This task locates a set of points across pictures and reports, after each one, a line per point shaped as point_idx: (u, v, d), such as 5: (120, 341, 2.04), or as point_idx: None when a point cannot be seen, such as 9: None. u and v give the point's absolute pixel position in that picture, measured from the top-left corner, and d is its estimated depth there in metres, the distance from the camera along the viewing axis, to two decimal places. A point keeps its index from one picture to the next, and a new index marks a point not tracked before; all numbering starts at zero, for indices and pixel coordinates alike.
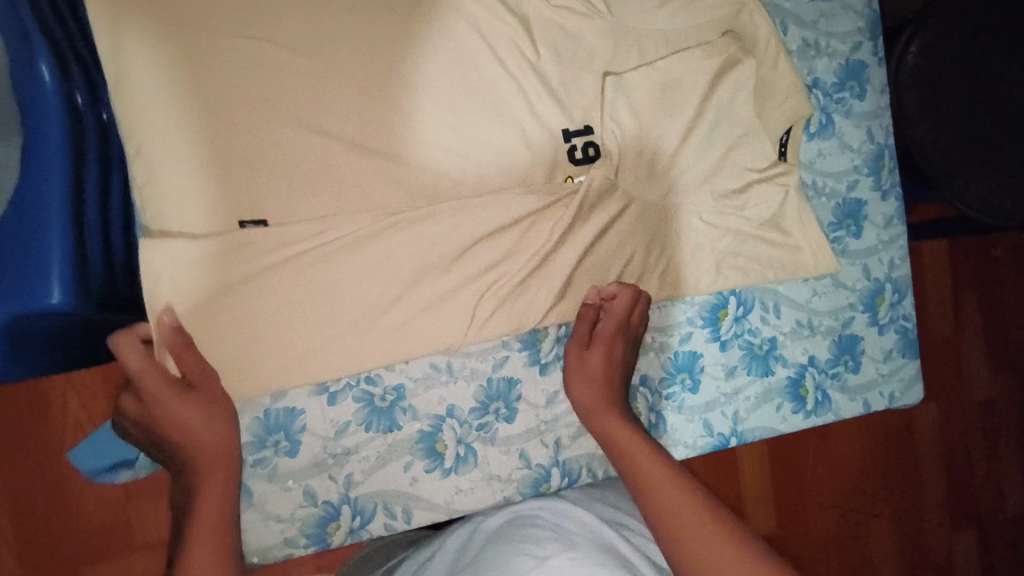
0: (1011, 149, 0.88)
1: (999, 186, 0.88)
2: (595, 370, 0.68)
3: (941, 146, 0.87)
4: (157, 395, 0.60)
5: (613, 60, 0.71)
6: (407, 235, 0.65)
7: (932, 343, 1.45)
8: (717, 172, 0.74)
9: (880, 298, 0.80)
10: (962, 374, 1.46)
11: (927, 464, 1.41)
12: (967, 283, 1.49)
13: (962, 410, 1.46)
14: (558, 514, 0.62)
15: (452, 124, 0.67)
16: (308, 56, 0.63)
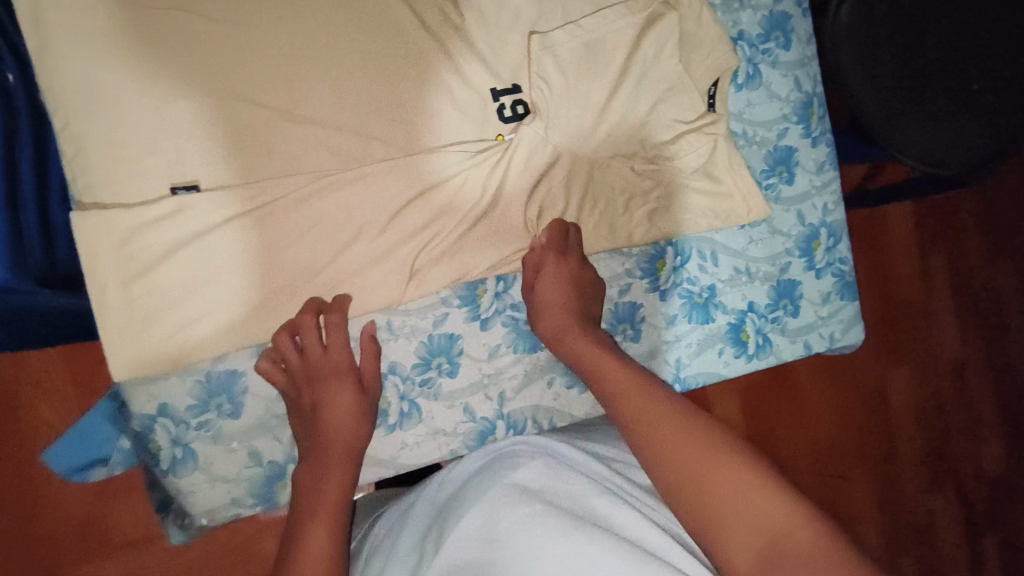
0: (943, 101, 0.91)
1: (935, 137, 0.93)
2: (550, 300, 0.70)
3: (879, 101, 0.91)
4: (326, 383, 0.65)
5: (538, 20, 0.72)
6: (339, 195, 0.66)
7: (899, 303, 1.48)
8: (645, 126, 0.75)
9: (816, 242, 0.82)
10: (930, 332, 1.49)
11: (899, 420, 1.45)
12: (930, 243, 1.50)
13: (934, 367, 1.49)
14: (551, 446, 0.67)
15: (381, 86, 0.68)
16: (231, 27, 0.64)
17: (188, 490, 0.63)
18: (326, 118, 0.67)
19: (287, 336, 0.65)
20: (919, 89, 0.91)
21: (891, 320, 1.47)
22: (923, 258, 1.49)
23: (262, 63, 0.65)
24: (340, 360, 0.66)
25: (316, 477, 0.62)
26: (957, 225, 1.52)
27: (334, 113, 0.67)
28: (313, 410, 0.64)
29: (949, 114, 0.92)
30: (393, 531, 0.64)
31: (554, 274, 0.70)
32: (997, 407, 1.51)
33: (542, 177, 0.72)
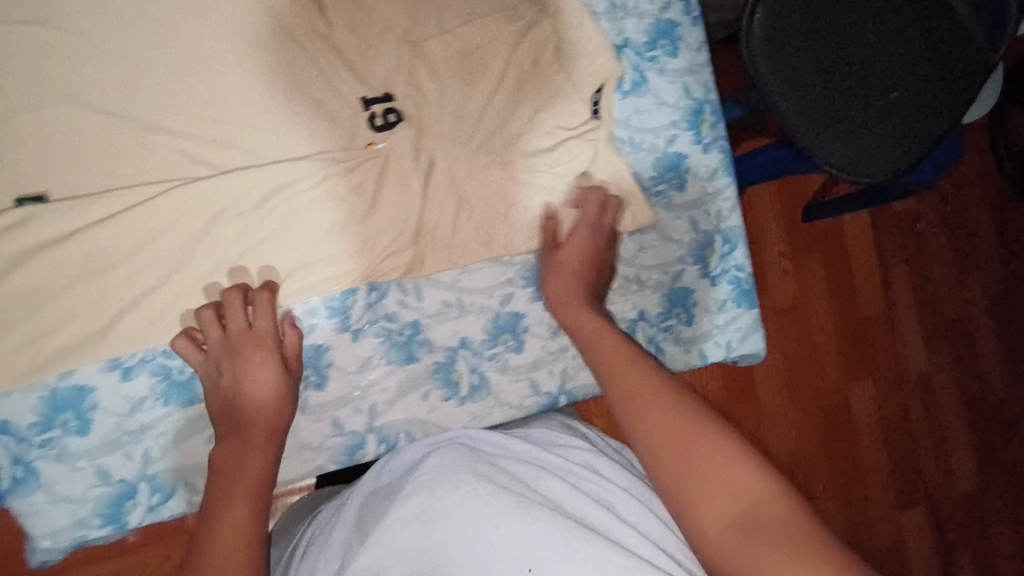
0: (861, 111, 0.99)
1: (857, 146, 1.00)
2: (564, 265, 0.71)
3: (800, 109, 0.98)
4: (243, 360, 0.62)
5: (411, 29, 0.71)
6: (196, 203, 0.64)
7: (863, 319, 1.44)
8: (523, 133, 0.74)
9: (709, 250, 0.81)
10: (898, 348, 1.47)
11: (866, 434, 1.43)
12: (893, 257, 1.48)
13: (899, 382, 1.47)
14: (486, 438, 0.63)
15: (244, 94, 0.66)
16: (88, 36, 0.62)
17: (29, 509, 0.61)
18: (182, 126, 0.64)
19: (215, 313, 0.63)
20: (838, 99, 0.99)
21: (853, 332, 1.44)
22: (886, 270, 1.47)
23: (113, 70, 0.63)
24: (263, 338, 0.64)
25: (239, 455, 0.58)
26: (918, 236, 1.50)
27: (193, 124, 0.64)
28: (230, 387, 0.62)
29: (868, 125, 1.00)
30: (327, 525, 0.61)
31: (572, 243, 0.72)
32: (964, 418, 1.50)
33: (423, 191, 0.71)
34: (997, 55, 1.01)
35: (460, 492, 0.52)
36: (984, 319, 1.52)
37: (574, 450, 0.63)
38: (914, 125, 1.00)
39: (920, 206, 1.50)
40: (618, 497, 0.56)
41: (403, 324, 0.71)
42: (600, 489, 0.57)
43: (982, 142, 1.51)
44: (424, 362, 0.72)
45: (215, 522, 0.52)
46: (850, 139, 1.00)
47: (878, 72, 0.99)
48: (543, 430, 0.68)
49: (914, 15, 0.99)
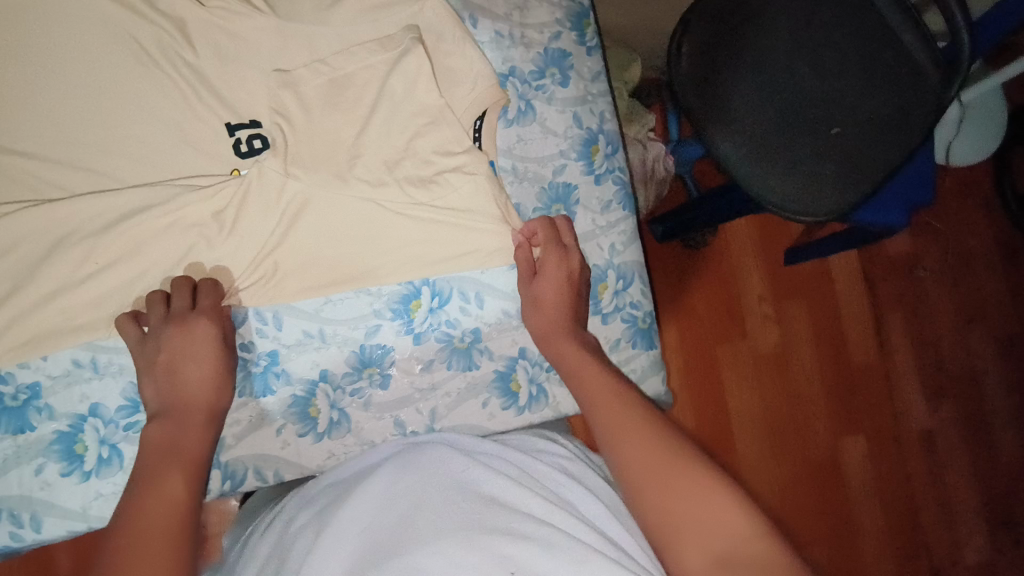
0: (807, 142, 0.88)
1: (806, 179, 0.87)
2: (542, 294, 0.68)
3: (732, 140, 0.89)
4: (179, 336, 0.61)
5: (281, 57, 0.71)
6: (40, 225, 0.63)
7: (853, 368, 1.34)
8: (400, 161, 0.71)
9: (602, 285, 0.76)
10: (896, 403, 1.34)
11: (864, 496, 1.30)
12: (890, 304, 1.37)
13: (897, 440, 1.33)
14: (469, 441, 0.63)
15: (104, 121, 0.67)
16: None
17: None
18: (40, 151, 0.65)
19: (160, 299, 0.63)
20: (778, 128, 0.89)
21: (841, 382, 1.33)
22: (879, 317, 1.36)
23: None
24: (207, 314, 0.63)
25: (172, 435, 0.57)
26: (917, 284, 1.37)
27: (49, 148, 0.66)
28: (168, 363, 0.61)
29: (811, 157, 0.88)
30: (290, 508, 0.61)
31: (548, 270, 0.68)
32: (975, 485, 1.34)
33: (296, 218, 0.69)
34: (952, 94, 0.82)
35: (445, 497, 0.53)
36: (995, 375, 1.36)
37: (553, 455, 0.63)
38: (865, 157, 0.86)
39: (915, 250, 1.38)
40: (580, 495, 0.57)
41: (259, 354, 0.68)
42: (565, 490, 0.57)
43: (985, 185, 1.39)
44: (280, 395, 0.68)
45: (142, 499, 0.50)
46: (791, 171, 0.88)
47: (818, 105, 0.89)
48: (525, 441, 0.66)
49: (859, 47, 0.89)
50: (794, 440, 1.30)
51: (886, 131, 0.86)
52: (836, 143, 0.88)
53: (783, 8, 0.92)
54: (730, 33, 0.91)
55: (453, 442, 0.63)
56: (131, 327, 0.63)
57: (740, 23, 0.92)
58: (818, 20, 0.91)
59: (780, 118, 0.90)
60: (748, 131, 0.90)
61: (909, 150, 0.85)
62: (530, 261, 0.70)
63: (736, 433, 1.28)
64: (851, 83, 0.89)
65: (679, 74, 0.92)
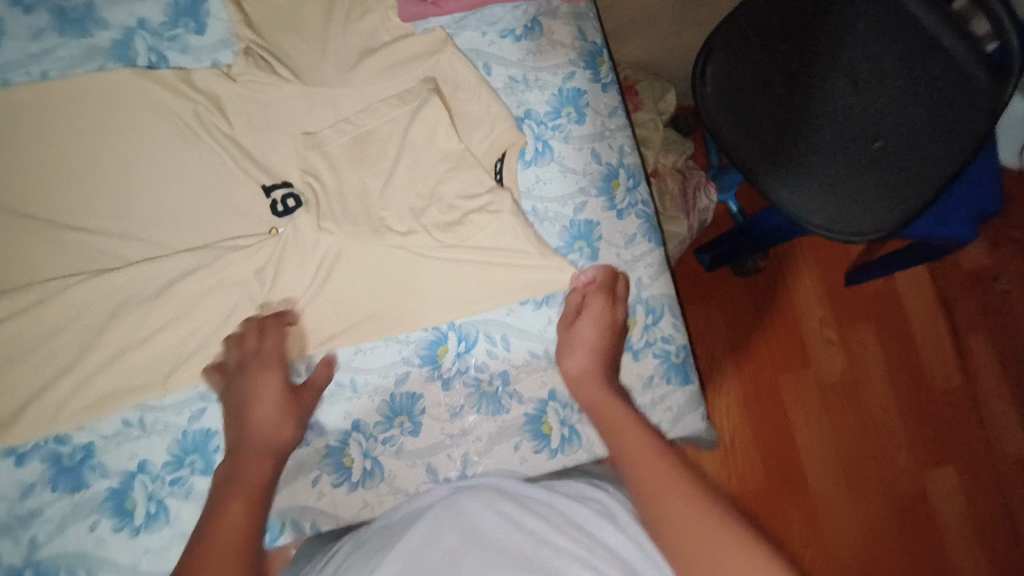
0: (847, 161, 0.85)
1: (849, 198, 0.84)
2: (583, 328, 0.68)
3: (767, 166, 0.87)
4: (258, 374, 0.64)
5: (310, 120, 0.76)
6: (98, 292, 0.69)
7: (932, 392, 1.24)
8: (424, 209, 0.74)
9: (630, 321, 0.74)
10: (987, 427, 1.22)
11: (960, 532, 1.18)
12: (970, 322, 1.26)
13: (993, 475, 1.20)
14: (518, 487, 0.61)
15: (152, 195, 0.72)
16: (24, 156, 0.71)
17: None
18: (96, 226, 0.71)
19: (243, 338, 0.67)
20: (816, 149, 0.86)
21: (922, 412, 1.23)
22: (958, 338, 1.26)
23: (36, 182, 0.71)
24: (272, 356, 0.66)
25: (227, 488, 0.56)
26: (1001, 297, 1.26)
27: (104, 221, 0.71)
28: (243, 401, 0.63)
29: (850, 176, 0.84)
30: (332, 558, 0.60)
31: (597, 310, 0.68)
32: None
33: (326, 271, 0.72)
34: (1008, 96, 0.75)
35: (490, 547, 0.51)
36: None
37: (602, 500, 0.59)
38: (913, 170, 0.81)
39: (997, 263, 1.27)
40: (626, 543, 0.53)
41: None
42: (610, 535, 0.53)
43: None
44: (314, 446, 0.69)
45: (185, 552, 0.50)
46: (831, 193, 0.85)
47: (857, 121, 0.85)
48: (579, 488, 0.62)
49: (899, 57, 0.84)
50: (873, 472, 1.20)
51: (941, 140, 0.80)
52: (878, 157, 0.83)
53: (815, 21, 0.87)
54: (757, 52, 0.88)
55: (500, 489, 0.61)
56: (217, 371, 0.67)
57: (769, 41, 0.88)
58: (851, 34, 0.86)
59: (817, 138, 0.86)
60: (783, 156, 0.87)
61: (964, 160, 0.78)
62: (579, 301, 0.70)
63: (807, 466, 1.20)
64: (891, 95, 0.84)
65: (707, 99, 0.91)
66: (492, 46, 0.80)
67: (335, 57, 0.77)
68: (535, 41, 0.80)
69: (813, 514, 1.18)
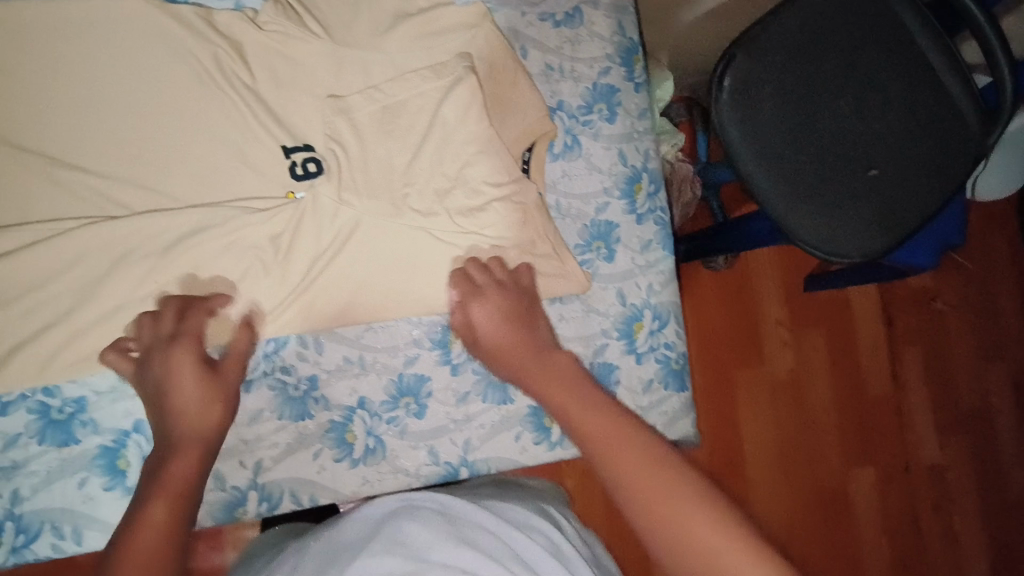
0: (847, 184, 0.85)
1: (845, 220, 0.84)
2: (480, 326, 0.65)
3: (771, 176, 0.85)
4: (177, 352, 0.59)
5: (336, 83, 0.72)
6: (100, 241, 0.65)
7: (865, 399, 1.34)
8: (450, 191, 0.72)
9: (637, 325, 0.76)
10: (906, 433, 1.34)
11: (869, 526, 1.30)
12: (907, 336, 1.37)
13: (906, 473, 1.33)
14: (461, 506, 0.55)
15: (161, 142, 0.68)
16: (20, 80, 0.65)
17: None
18: (96, 166, 0.66)
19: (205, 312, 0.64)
20: (820, 169, 0.85)
21: (855, 416, 1.33)
22: (895, 353, 1.36)
23: (36, 110, 0.65)
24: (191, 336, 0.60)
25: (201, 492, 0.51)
26: (935, 315, 1.37)
27: (110, 164, 0.67)
28: (158, 384, 0.58)
29: (846, 199, 0.84)
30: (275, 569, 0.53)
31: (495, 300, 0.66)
32: (982, 521, 1.34)
33: (342, 244, 0.70)
34: (992, 142, 0.82)
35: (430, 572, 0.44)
36: (1009, 413, 1.36)
37: (543, 534, 0.55)
38: (902, 201, 0.84)
39: (937, 284, 1.38)
40: None
41: (299, 377, 0.69)
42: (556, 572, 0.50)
43: (1011, 220, 1.38)
44: (318, 420, 0.69)
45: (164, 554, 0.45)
46: (828, 213, 0.84)
47: (857, 148, 0.85)
48: (515, 513, 0.57)
49: (904, 89, 0.84)
50: (804, 465, 1.30)
51: (931, 176, 0.83)
52: (875, 185, 0.84)
53: (833, 40, 0.85)
54: (777, 63, 0.85)
55: (444, 509, 0.55)
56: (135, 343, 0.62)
57: (789, 54, 0.85)
58: (865, 60, 0.84)
59: (821, 157, 0.85)
60: (788, 168, 0.85)
61: (945, 196, 0.83)
62: (469, 289, 0.68)
63: (747, 456, 1.27)
64: (893, 125, 0.84)
65: (721, 106, 0.86)
66: (531, 28, 0.78)
67: (367, 17, 0.73)
68: (575, 30, 0.79)
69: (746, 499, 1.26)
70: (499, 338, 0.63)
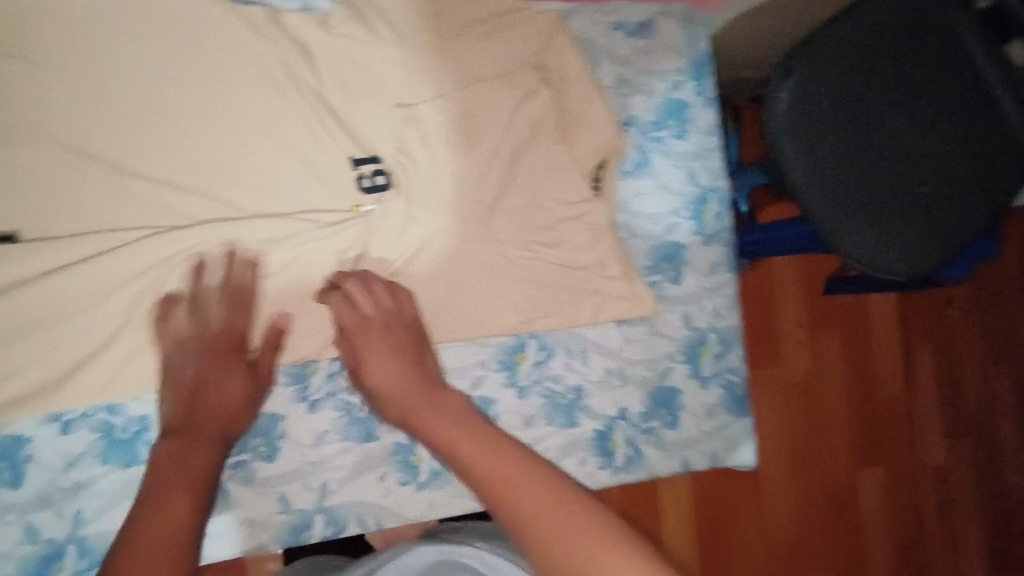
0: (904, 201, 0.78)
1: (901, 239, 0.79)
2: (371, 362, 0.60)
3: (829, 195, 0.76)
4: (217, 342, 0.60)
5: (405, 91, 0.67)
6: (172, 255, 0.62)
7: (880, 400, 1.31)
8: (522, 209, 0.69)
9: (702, 349, 0.75)
10: (916, 434, 1.32)
11: (878, 525, 1.28)
12: (919, 339, 1.35)
13: (913, 474, 1.32)
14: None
15: (229, 149, 0.64)
16: (81, 80, 0.61)
17: None
18: (162, 172, 0.63)
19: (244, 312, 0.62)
20: (878, 186, 0.78)
21: (870, 421, 1.29)
22: (909, 355, 1.33)
23: (96, 110, 0.61)
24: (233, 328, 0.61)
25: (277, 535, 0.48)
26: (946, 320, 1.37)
27: (177, 171, 0.63)
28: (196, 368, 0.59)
29: (903, 216, 0.78)
30: None
31: (369, 341, 0.61)
32: (980, 517, 1.36)
33: (411, 261, 0.67)
34: None
35: None
36: (1012, 418, 1.38)
37: None
38: (953, 217, 0.80)
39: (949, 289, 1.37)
40: None
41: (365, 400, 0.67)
42: None
43: None
44: (383, 442, 0.67)
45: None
46: (886, 231, 0.78)
47: (913, 163, 0.78)
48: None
49: (958, 101, 0.78)
50: (822, 467, 1.24)
51: (979, 191, 0.80)
52: (931, 208, 0.79)
53: (891, 46, 0.76)
54: (837, 70, 0.75)
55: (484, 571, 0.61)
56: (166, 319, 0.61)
57: (849, 61, 0.75)
58: (919, 69, 0.77)
59: (879, 174, 0.78)
60: (846, 186, 0.77)
61: (990, 211, 0.81)
62: (357, 323, 0.62)
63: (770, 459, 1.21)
64: (945, 139, 0.78)
65: (776, 117, 0.75)
66: (604, 38, 0.74)
67: (439, 20, 0.69)
68: (648, 41, 0.75)
69: (763, 503, 1.20)
70: (392, 379, 0.58)
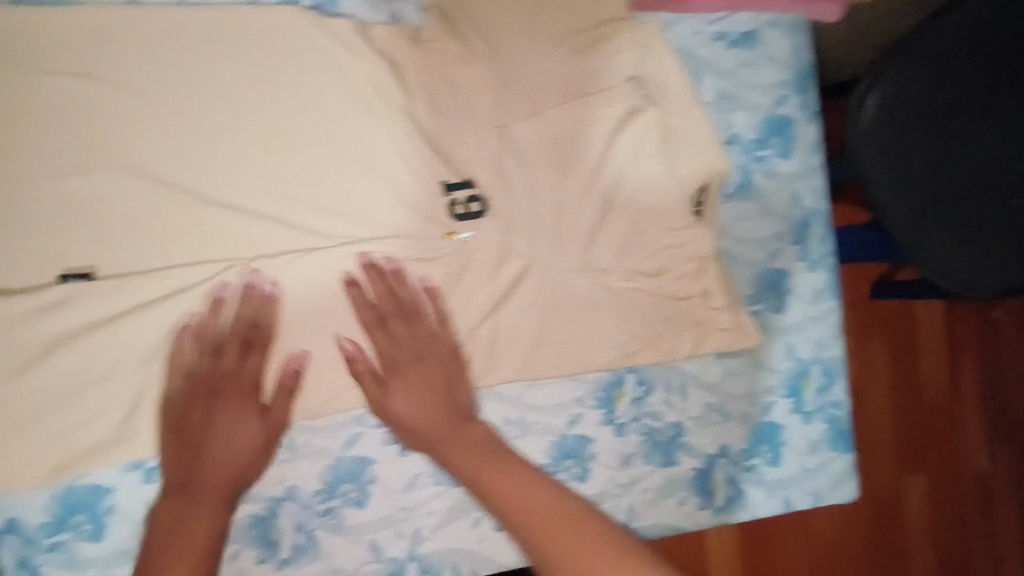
0: (1006, 212, 0.70)
1: (996, 255, 0.70)
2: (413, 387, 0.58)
3: (909, 208, 0.71)
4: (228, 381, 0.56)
5: (497, 111, 0.62)
6: (258, 292, 0.58)
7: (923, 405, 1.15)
8: (622, 236, 0.65)
9: (805, 382, 0.71)
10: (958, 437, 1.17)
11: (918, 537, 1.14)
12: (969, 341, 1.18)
13: (957, 482, 1.17)
14: None
15: (311, 176, 0.59)
16: (157, 102, 0.56)
17: None
18: (238, 201, 0.58)
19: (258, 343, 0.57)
20: (972, 195, 0.70)
21: (912, 432, 1.14)
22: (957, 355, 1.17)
23: (173, 136, 0.56)
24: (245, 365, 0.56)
25: None
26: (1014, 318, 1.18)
27: (256, 200, 0.58)
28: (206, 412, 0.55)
29: (1001, 229, 0.70)
30: None
31: (406, 376, 0.58)
32: None
33: (508, 292, 0.63)
34: None
35: None
36: None
37: None
38: None
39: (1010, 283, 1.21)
40: None
41: None
42: None
43: None
44: None
45: None
46: (977, 246, 0.71)
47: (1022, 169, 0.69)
48: None
49: None
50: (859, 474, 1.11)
51: None
52: None
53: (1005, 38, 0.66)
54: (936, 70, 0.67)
55: None
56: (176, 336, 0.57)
57: (950, 59, 0.67)
58: None
59: (976, 182, 0.70)
60: (931, 197, 0.71)
61: None
62: (391, 351, 0.59)
63: None
64: None
65: (858, 129, 0.70)
66: (704, 49, 0.69)
67: (534, 31, 0.63)
68: (751, 52, 0.70)
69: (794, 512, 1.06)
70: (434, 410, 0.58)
